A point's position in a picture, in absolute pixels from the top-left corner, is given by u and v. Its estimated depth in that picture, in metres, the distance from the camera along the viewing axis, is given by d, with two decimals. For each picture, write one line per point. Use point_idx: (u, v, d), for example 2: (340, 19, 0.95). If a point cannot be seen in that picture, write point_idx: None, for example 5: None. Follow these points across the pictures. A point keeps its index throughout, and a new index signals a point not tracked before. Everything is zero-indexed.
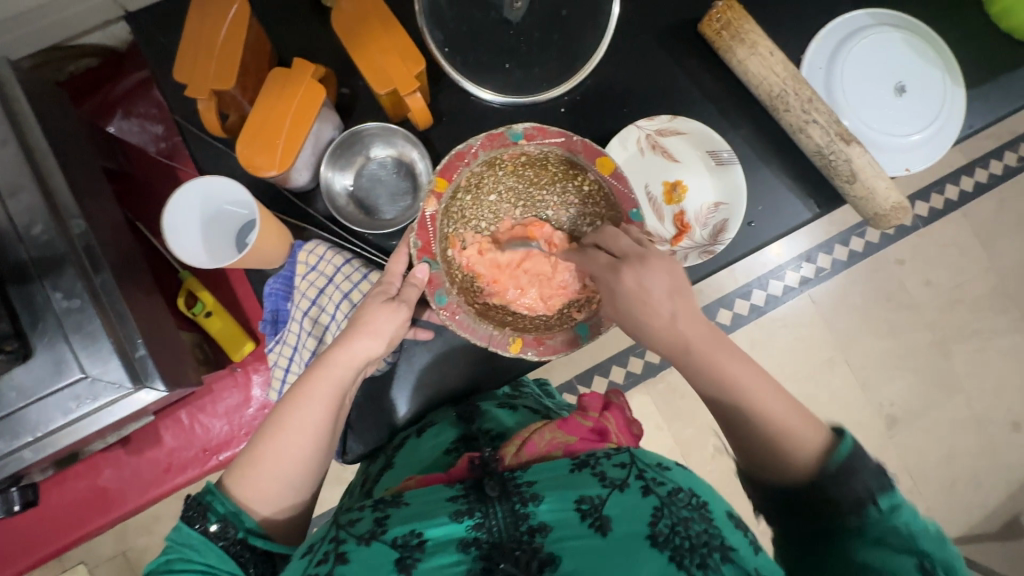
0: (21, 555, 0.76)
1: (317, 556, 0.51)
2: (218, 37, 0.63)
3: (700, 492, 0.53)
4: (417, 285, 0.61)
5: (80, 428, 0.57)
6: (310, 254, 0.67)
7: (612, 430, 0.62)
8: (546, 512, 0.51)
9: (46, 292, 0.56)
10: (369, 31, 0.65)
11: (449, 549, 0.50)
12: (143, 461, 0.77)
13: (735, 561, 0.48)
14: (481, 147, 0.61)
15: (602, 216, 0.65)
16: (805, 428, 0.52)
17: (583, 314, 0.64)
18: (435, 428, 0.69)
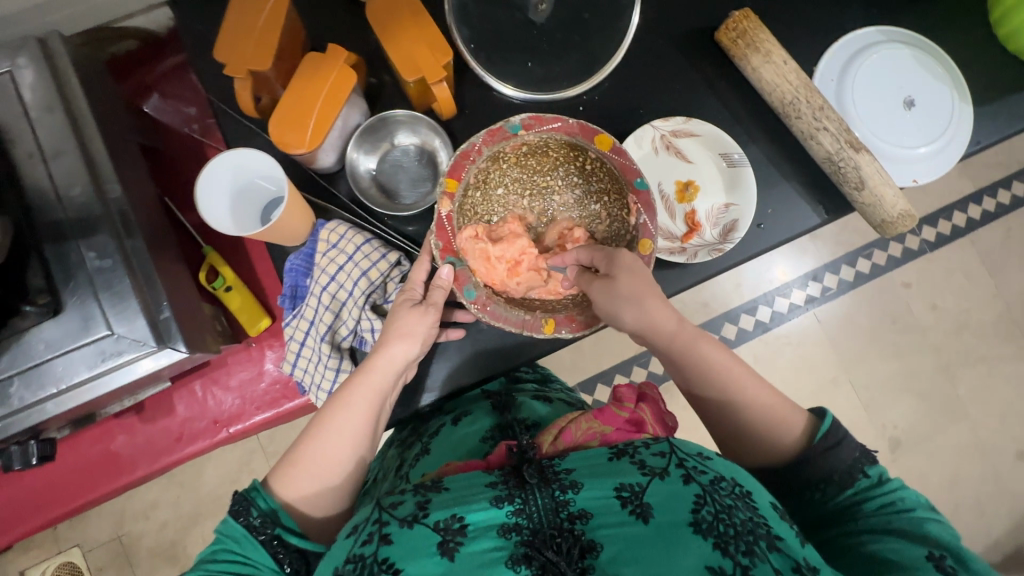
0: (29, 515, 0.77)
1: (362, 537, 0.54)
2: (259, 20, 0.66)
3: (744, 483, 0.55)
4: (442, 286, 0.63)
5: (101, 384, 0.59)
6: (332, 232, 0.70)
7: (648, 421, 0.65)
8: (587, 498, 0.53)
9: (80, 251, 0.59)
10: (400, 22, 0.69)
11: (489, 535, 0.52)
12: (155, 430, 0.78)
13: (781, 549, 0.51)
14: (484, 142, 0.64)
15: (609, 192, 0.68)
16: (785, 412, 0.60)
17: None
18: (470, 419, 0.74)
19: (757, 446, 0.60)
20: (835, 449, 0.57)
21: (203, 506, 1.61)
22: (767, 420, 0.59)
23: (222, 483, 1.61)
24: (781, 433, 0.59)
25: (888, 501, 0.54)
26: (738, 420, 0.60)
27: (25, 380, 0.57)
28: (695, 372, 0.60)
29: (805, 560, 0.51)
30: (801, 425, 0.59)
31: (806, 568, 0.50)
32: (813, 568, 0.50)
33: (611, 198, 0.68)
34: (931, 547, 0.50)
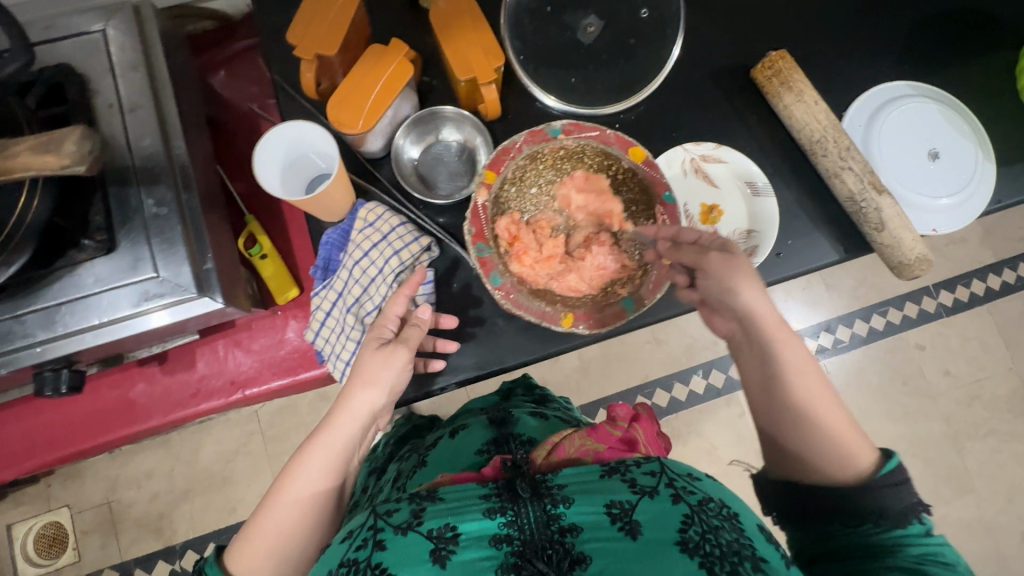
0: (45, 449, 0.79)
1: (358, 541, 0.56)
2: (331, 10, 0.71)
3: (732, 505, 0.57)
4: (417, 326, 0.68)
5: (142, 321, 0.62)
6: (370, 212, 0.74)
7: (639, 441, 0.66)
8: (577, 514, 0.54)
9: (140, 197, 0.63)
10: (459, 24, 0.73)
11: (480, 544, 0.53)
12: (173, 382, 0.81)
13: (765, 571, 0.51)
14: (525, 142, 0.68)
15: (636, 203, 0.70)
16: (856, 440, 0.57)
17: (627, 289, 0.68)
18: (467, 433, 0.76)
19: (799, 465, 0.58)
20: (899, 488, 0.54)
21: (196, 484, 1.62)
22: (833, 445, 0.56)
23: (219, 461, 1.63)
24: (833, 466, 0.56)
25: (927, 553, 0.51)
26: (794, 438, 0.58)
27: (72, 309, 0.61)
28: (777, 376, 0.58)
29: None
30: (863, 466, 0.56)
31: None
32: None
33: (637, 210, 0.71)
34: None
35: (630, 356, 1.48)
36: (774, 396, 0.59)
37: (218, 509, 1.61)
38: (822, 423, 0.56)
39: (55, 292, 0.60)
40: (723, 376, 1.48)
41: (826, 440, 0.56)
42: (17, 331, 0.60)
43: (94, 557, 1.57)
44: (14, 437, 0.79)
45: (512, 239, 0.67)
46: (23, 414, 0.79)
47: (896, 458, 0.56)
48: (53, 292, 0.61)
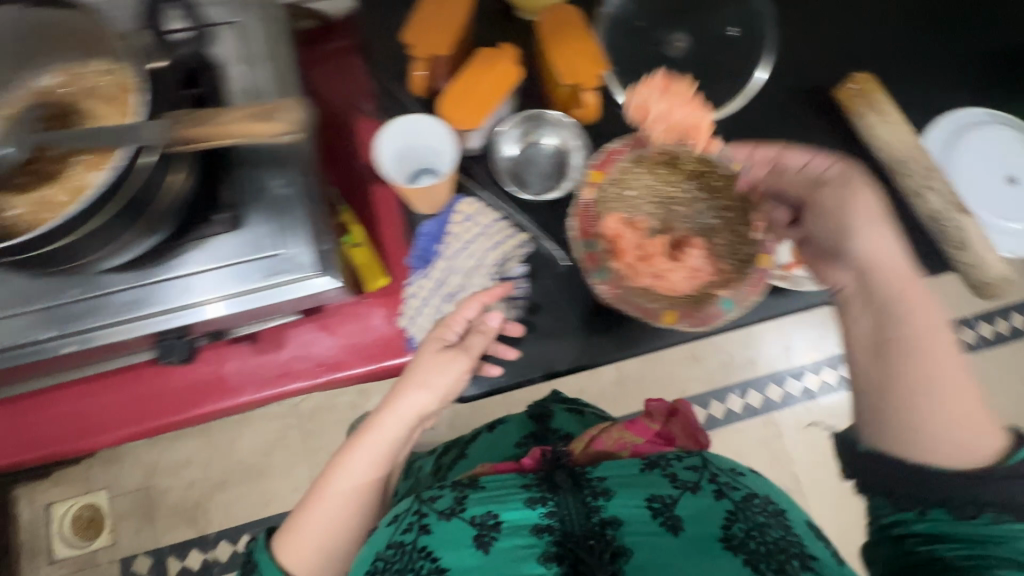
0: (133, 421, 0.80)
1: (403, 525, 0.65)
2: (445, 13, 0.75)
3: (774, 501, 0.66)
4: (484, 333, 0.70)
5: (270, 295, 0.65)
6: (468, 207, 0.77)
7: (674, 435, 0.77)
8: (618, 506, 0.64)
9: (264, 179, 0.65)
10: (564, 30, 0.76)
11: (521, 533, 0.63)
12: (263, 362, 0.83)
13: (813, 568, 0.58)
14: (628, 146, 0.72)
15: (730, 208, 0.72)
16: (981, 415, 0.56)
17: (726, 290, 0.70)
18: (510, 425, 0.93)
19: (917, 438, 0.57)
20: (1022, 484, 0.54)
21: (231, 475, 1.63)
22: (960, 414, 0.56)
23: (255, 453, 1.65)
24: (957, 443, 0.56)
25: None
26: (919, 408, 0.56)
27: (209, 279, 0.64)
28: (901, 340, 0.57)
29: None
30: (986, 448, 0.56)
31: None
32: None
33: (734, 214, 0.72)
34: None
35: (669, 370, 1.49)
36: (893, 359, 0.58)
37: (252, 501, 1.61)
38: (952, 389, 0.56)
39: (190, 261, 0.64)
40: (762, 395, 1.48)
41: (955, 408, 0.56)
42: (151, 297, 0.63)
43: (128, 543, 1.58)
44: (105, 407, 0.81)
45: (614, 237, 0.70)
46: (114, 386, 0.81)
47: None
48: (188, 262, 0.64)
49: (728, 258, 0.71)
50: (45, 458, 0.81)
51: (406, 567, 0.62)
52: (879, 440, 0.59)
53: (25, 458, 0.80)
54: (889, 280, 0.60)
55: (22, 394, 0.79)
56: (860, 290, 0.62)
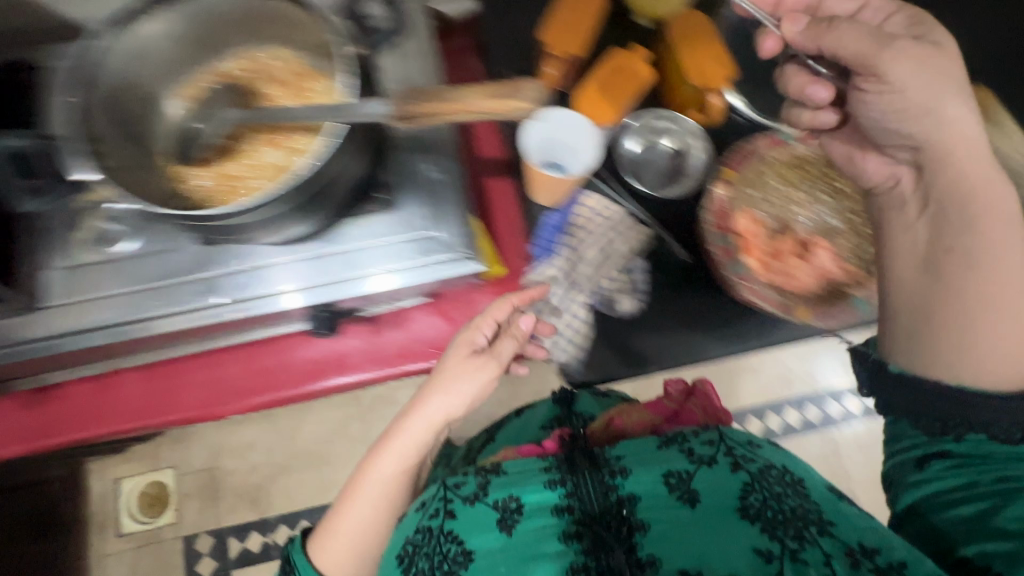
0: (260, 390, 0.83)
1: (430, 510, 0.58)
2: (580, 15, 0.78)
3: (793, 471, 0.58)
4: (520, 334, 0.68)
5: (420, 274, 0.68)
6: (591, 201, 0.81)
7: (698, 416, 0.67)
8: (635, 484, 0.56)
9: (420, 164, 0.69)
10: (693, 34, 0.78)
11: (542, 514, 0.56)
12: (382, 341, 0.86)
13: (834, 535, 0.52)
14: (762, 147, 0.74)
15: (858, 211, 0.73)
16: (938, 312, 0.53)
17: (852, 290, 0.72)
18: (536, 408, 0.78)
19: (964, 353, 0.51)
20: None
21: (290, 460, 1.55)
22: (949, 319, 0.52)
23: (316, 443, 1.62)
24: (1005, 354, 0.50)
25: None
26: (986, 324, 0.50)
27: (366, 256, 0.67)
28: (960, 249, 0.52)
29: (857, 544, 0.51)
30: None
31: (860, 553, 0.50)
32: (868, 552, 0.50)
33: (860, 217, 0.73)
34: None
35: None
36: (946, 270, 0.53)
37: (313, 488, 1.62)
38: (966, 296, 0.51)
39: (348, 237, 0.67)
40: None
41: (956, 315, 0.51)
42: (314, 270, 0.67)
43: (191, 522, 1.51)
44: (233, 375, 0.83)
45: (745, 234, 0.73)
46: (241, 355, 0.84)
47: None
48: (342, 237, 0.67)
49: (856, 261, 0.72)
50: (181, 420, 0.84)
51: (432, 553, 0.56)
52: (916, 365, 0.54)
53: (161, 420, 0.83)
54: (958, 186, 0.53)
55: (162, 360, 0.82)
56: (919, 197, 0.56)
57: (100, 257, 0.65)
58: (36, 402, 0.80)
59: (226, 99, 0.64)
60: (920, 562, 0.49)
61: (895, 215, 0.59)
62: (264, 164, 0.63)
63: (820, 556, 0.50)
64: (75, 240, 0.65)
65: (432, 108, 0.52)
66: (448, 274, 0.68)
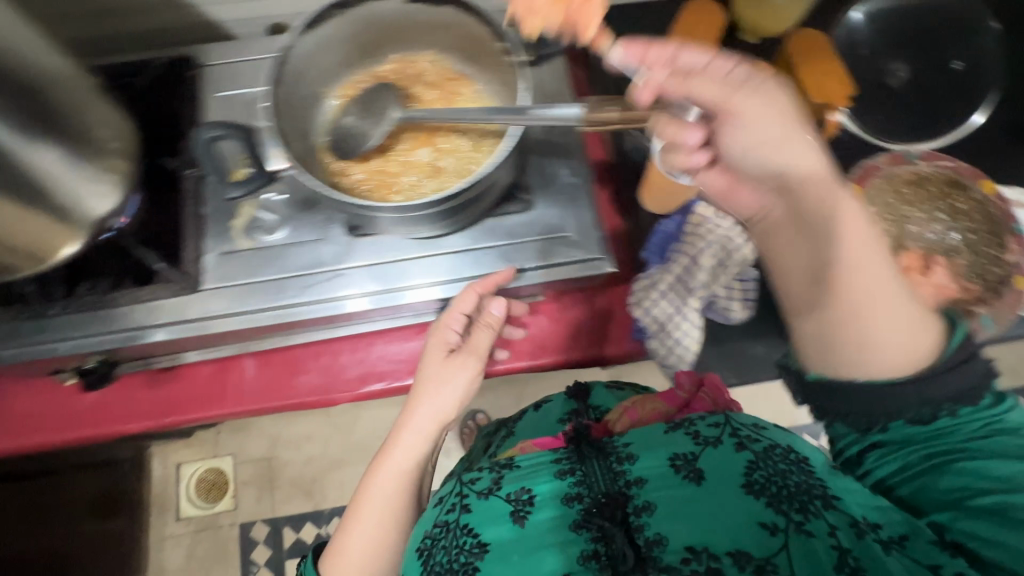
0: (366, 380, 0.83)
1: (447, 506, 0.60)
2: (703, 33, 0.81)
3: (799, 450, 0.56)
4: (489, 324, 0.65)
5: (557, 272, 0.70)
6: (706, 209, 0.80)
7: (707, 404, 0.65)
8: (644, 467, 0.55)
9: (557, 168, 0.72)
10: (813, 55, 0.80)
11: (552, 504, 0.55)
12: (488, 339, 0.82)
13: (838, 508, 0.50)
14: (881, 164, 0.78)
15: (981, 230, 0.73)
16: (914, 348, 0.46)
17: (979, 309, 0.70)
18: (552, 403, 0.81)
19: (863, 368, 0.47)
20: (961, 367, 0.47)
21: (350, 454, 1.45)
22: (885, 346, 0.46)
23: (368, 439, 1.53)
24: (903, 347, 0.46)
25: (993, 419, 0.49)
26: (861, 326, 0.45)
27: (506, 253, 0.70)
28: (840, 270, 0.45)
29: (864, 517, 0.50)
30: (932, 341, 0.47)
31: (866, 525, 0.49)
32: (874, 525, 0.49)
33: (987, 236, 0.73)
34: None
35: None
36: (831, 288, 0.46)
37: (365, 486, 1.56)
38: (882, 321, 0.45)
39: (487, 237, 0.70)
40: None
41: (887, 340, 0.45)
42: (456, 266, 0.69)
43: (248, 510, 1.41)
44: (344, 362, 0.84)
45: None
46: (350, 345, 0.84)
47: (962, 331, 0.48)
48: (482, 236, 0.71)
49: (983, 276, 0.70)
50: (290, 406, 0.85)
51: (450, 546, 0.56)
52: (833, 373, 0.49)
53: (274, 406, 0.83)
54: (815, 195, 0.46)
55: (277, 348, 0.83)
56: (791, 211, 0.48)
57: (253, 244, 0.68)
58: (159, 380, 0.83)
59: (378, 96, 0.65)
60: (919, 536, 0.48)
61: (771, 239, 0.51)
62: (417, 161, 0.66)
63: (825, 528, 0.49)
64: (233, 226, 0.68)
65: (625, 117, 0.55)
66: (582, 274, 0.70)
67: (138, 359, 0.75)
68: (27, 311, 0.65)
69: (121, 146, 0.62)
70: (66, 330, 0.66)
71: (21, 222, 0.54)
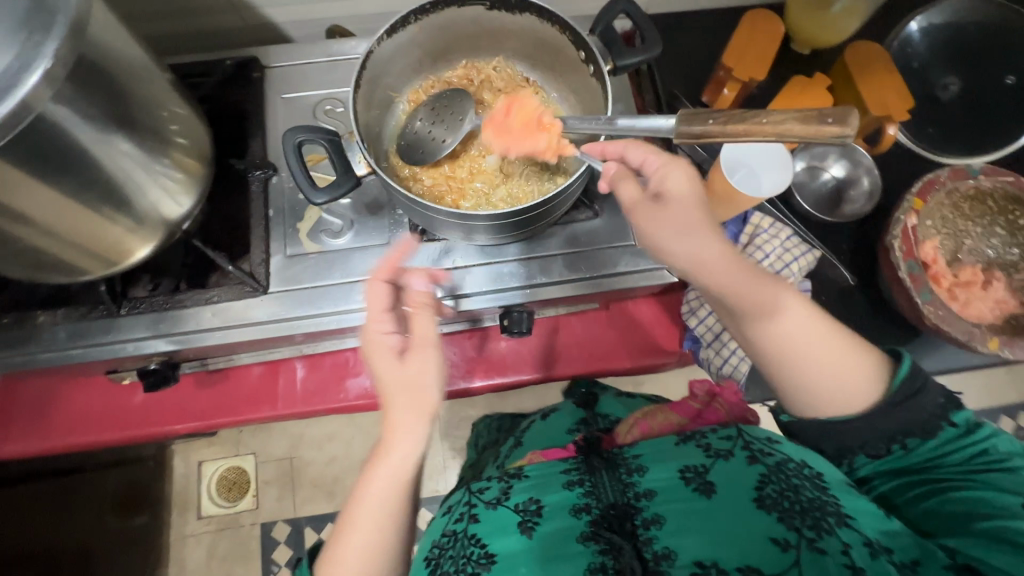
0: None
1: (456, 515, 0.61)
2: (762, 43, 0.81)
3: (814, 465, 0.55)
4: (422, 297, 0.54)
5: (621, 281, 0.70)
6: (761, 221, 0.81)
7: (723, 414, 0.65)
8: (653, 480, 0.57)
9: None
10: (872, 67, 0.80)
11: (563, 514, 0.57)
12: (538, 345, 0.86)
13: (852, 526, 0.50)
14: (947, 177, 0.74)
15: None
16: (853, 385, 0.52)
17: None
18: (560, 414, 0.79)
19: (815, 406, 0.54)
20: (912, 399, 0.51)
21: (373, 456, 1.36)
22: (825, 386, 0.53)
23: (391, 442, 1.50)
24: (845, 384, 0.52)
25: (980, 450, 0.50)
26: (794, 375, 0.53)
27: (569, 261, 0.71)
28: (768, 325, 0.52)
29: (877, 539, 0.49)
30: (871, 379, 0.52)
31: (879, 546, 0.49)
32: (886, 547, 0.49)
33: None
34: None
35: None
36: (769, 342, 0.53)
37: None
38: (812, 365, 0.52)
39: (551, 246, 0.71)
40: None
41: (824, 380, 0.52)
42: (522, 273, 0.70)
43: (270, 510, 1.33)
44: None
45: (930, 262, 0.75)
46: None
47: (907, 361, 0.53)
48: (544, 244, 0.71)
49: None
50: (332, 411, 0.84)
51: (457, 555, 0.56)
52: (800, 411, 0.56)
53: (323, 409, 0.83)
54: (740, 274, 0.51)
55: (328, 352, 0.83)
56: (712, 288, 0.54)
57: (320, 248, 0.68)
58: (208, 382, 0.82)
59: (450, 103, 0.67)
60: (932, 560, 0.48)
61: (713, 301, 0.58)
62: (484, 167, 0.66)
63: (839, 546, 0.48)
64: (301, 230, 0.68)
65: (737, 131, 0.47)
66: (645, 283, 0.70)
67: (195, 360, 0.75)
68: (96, 311, 0.65)
69: (193, 144, 0.61)
70: (131, 330, 0.65)
71: (101, 225, 0.54)
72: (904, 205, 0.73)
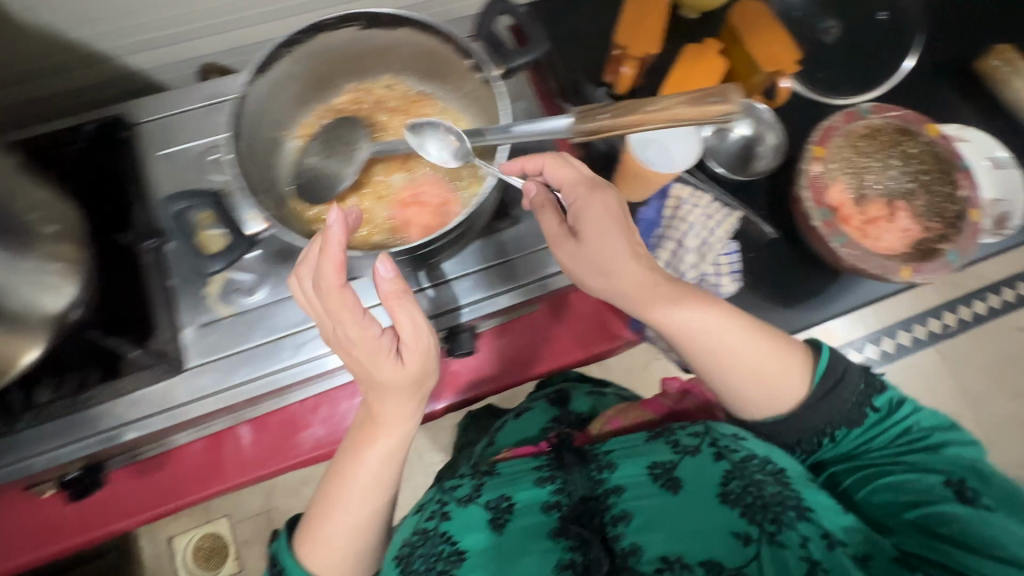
0: None
1: (427, 514, 0.63)
2: (649, 16, 0.81)
3: (778, 461, 0.57)
4: (393, 282, 0.49)
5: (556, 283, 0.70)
6: (682, 191, 0.83)
7: (692, 410, 0.75)
8: (622, 477, 0.60)
9: None
10: (756, 24, 0.82)
11: (534, 511, 0.60)
12: (490, 355, 0.79)
13: (811, 520, 0.52)
14: (842, 123, 0.78)
15: (929, 173, 0.79)
16: (787, 383, 0.56)
17: (945, 245, 0.75)
18: (535, 412, 0.87)
19: (759, 409, 0.57)
20: (835, 389, 0.56)
21: None
22: (762, 389, 0.56)
23: None
24: (779, 383, 0.56)
25: (905, 429, 0.56)
26: (731, 386, 0.57)
27: (499, 272, 0.70)
28: (697, 344, 0.55)
29: (834, 532, 0.52)
30: (800, 374, 0.56)
31: (837, 544, 0.50)
32: (844, 541, 0.51)
33: (933, 176, 0.78)
34: (948, 475, 0.52)
35: None
36: (701, 358, 0.56)
37: None
38: (744, 375, 0.56)
39: (480, 258, 0.70)
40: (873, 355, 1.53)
41: (759, 384, 0.56)
42: (452, 295, 0.69)
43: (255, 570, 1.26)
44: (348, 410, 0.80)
45: (837, 207, 0.77)
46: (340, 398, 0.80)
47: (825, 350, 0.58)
48: (474, 258, 0.70)
49: (933, 218, 0.77)
50: (291, 467, 0.80)
51: (428, 553, 0.57)
52: (748, 415, 0.59)
53: (278, 468, 0.78)
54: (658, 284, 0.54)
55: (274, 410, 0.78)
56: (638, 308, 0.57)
57: (234, 311, 0.65)
58: (146, 470, 0.75)
59: (348, 135, 0.64)
60: (881, 554, 0.51)
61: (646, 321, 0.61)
62: (392, 190, 0.63)
63: (798, 539, 0.51)
64: (209, 295, 0.65)
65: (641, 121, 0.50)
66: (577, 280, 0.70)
67: (122, 454, 0.69)
68: None
69: (65, 228, 0.54)
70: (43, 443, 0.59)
71: None
72: (804, 155, 0.77)
